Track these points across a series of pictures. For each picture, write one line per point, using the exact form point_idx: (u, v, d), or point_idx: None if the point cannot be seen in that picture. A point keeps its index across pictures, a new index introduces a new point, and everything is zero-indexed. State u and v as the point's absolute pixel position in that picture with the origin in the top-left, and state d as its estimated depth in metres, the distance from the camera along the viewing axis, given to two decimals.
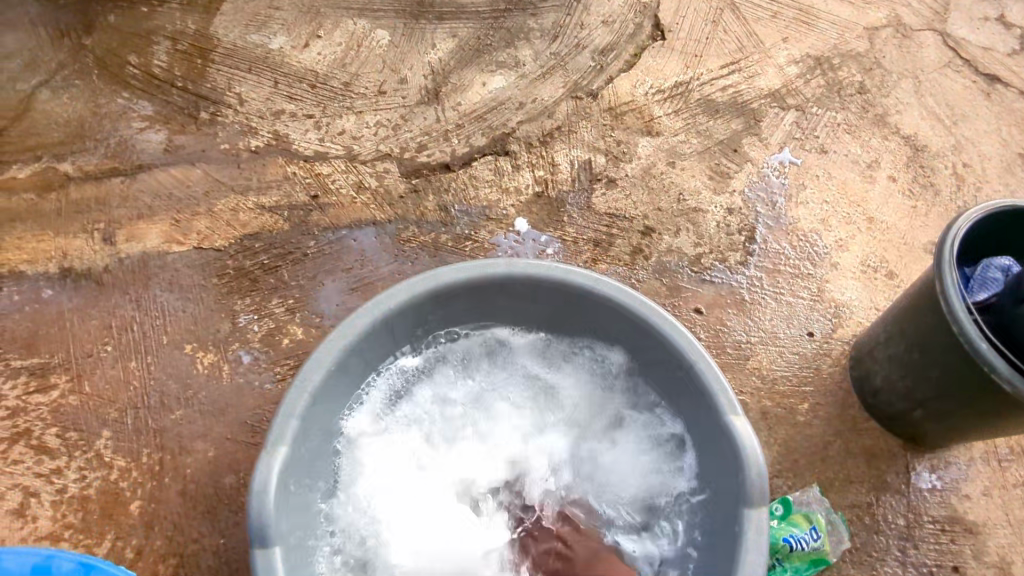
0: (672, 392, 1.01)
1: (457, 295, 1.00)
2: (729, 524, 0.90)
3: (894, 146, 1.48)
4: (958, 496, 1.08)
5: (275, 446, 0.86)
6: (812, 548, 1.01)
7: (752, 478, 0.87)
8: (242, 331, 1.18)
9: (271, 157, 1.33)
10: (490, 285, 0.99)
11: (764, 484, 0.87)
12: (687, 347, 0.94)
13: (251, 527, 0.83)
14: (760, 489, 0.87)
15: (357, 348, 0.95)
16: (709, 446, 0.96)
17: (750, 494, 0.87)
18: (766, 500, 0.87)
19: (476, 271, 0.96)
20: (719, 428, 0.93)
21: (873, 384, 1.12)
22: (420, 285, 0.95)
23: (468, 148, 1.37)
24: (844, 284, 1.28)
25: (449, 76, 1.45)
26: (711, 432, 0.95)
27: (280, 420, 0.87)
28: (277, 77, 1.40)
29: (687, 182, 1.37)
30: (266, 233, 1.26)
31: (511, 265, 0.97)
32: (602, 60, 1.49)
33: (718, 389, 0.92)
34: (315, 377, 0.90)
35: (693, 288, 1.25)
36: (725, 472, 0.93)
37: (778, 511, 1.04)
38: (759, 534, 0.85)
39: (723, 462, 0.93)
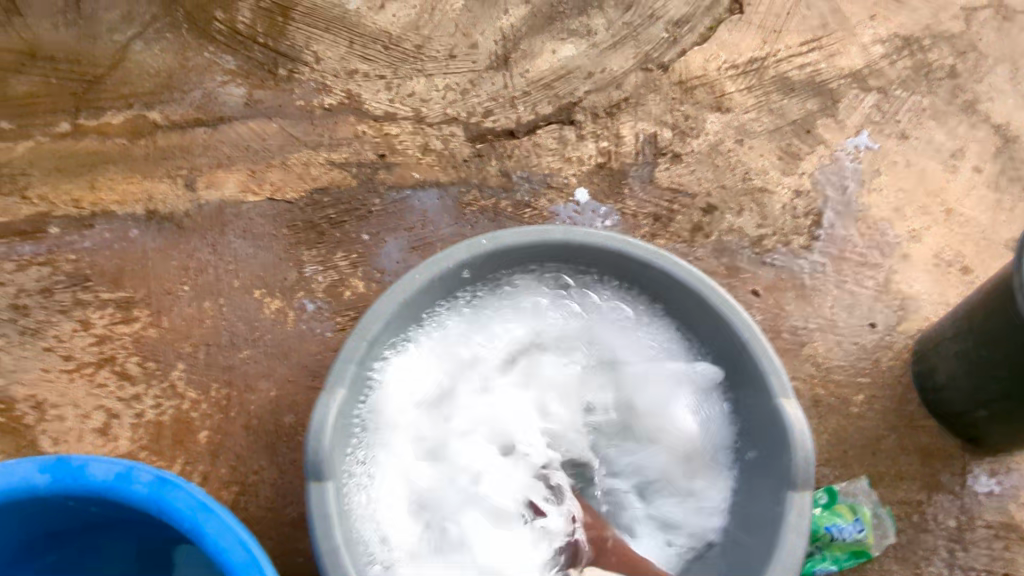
0: (721, 370, 1.02)
1: (513, 259, 1.02)
2: (769, 505, 0.90)
3: (982, 135, 1.40)
4: (1017, 503, 1.04)
5: (334, 387, 0.91)
6: (854, 539, 1.01)
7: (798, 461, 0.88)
8: (307, 281, 1.23)
9: (343, 115, 1.37)
10: (547, 250, 1.01)
11: (808, 466, 0.88)
12: (740, 324, 0.95)
13: (308, 461, 0.88)
14: (804, 473, 0.88)
15: (414, 303, 0.98)
16: (755, 425, 0.97)
17: (793, 476, 0.87)
18: (810, 484, 0.87)
19: (535, 235, 0.98)
20: (767, 408, 0.93)
21: (935, 380, 1.07)
22: (480, 245, 0.98)
23: (534, 115, 1.38)
24: (913, 276, 1.23)
25: (520, 43, 1.45)
26: (758, 414, 0.95)
27: (340, 364, 0.92)
28: (353, 37, 1.43)
29: (755, 161, 1.34)
30: (335, 189, 1.30)
31: (570, 232, 0.99)
32: (676, 31, 1.46)
33: (770, 371, 0.92)
34: (375, 326, 0.93)
35: (752, 270, 1.23)
36: (769, 453, 0.93)
37: (822, 500, 1.03)
38: (800, 517, 0.86)
39: (767, 442, 0.94)
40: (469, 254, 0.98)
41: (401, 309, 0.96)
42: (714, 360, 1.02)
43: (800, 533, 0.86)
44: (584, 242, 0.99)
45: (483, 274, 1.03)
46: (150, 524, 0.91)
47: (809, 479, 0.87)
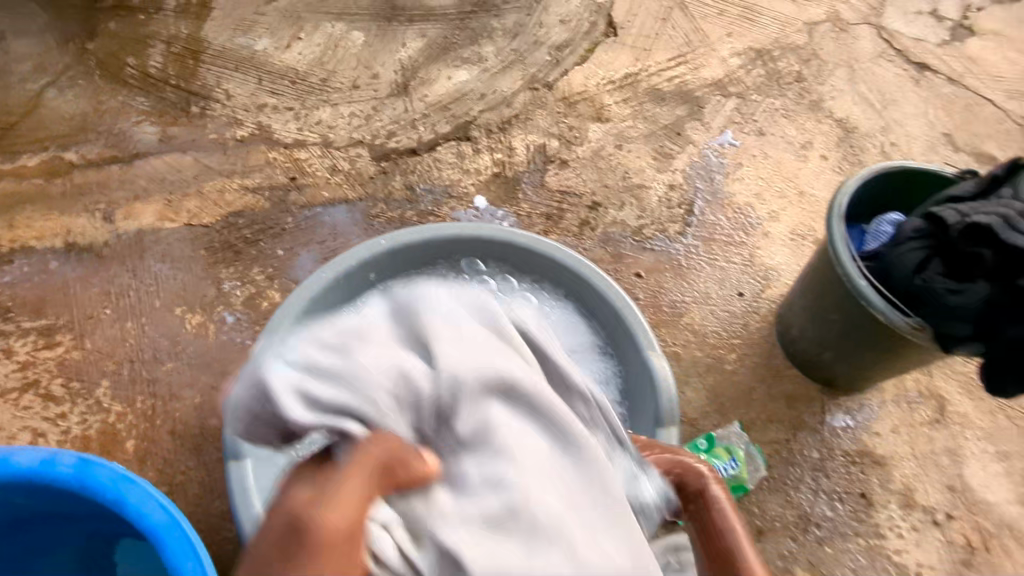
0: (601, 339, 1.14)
1: (412, 256, 1.13)
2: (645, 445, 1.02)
3: (827, 128, 1.60)
4: (868, 433, 1.20)
5: None
6: (730, 476, 1.13)
7: (663, 403, 1.00)
8: (227, 296, 1.31)
9: (255, 145, 1.48)
10: (443, 245, 1.13)
11: (674, 408, 1.00)
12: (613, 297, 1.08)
13: (226, 445, 0.95)
14: (670, 412, 1.00)
15: (321, 301, 1.07)
16: (631, 384, 1.09)
17: (662, 417, 1.00)
18: (675, 420, 0.99)
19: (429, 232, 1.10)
20: (639, 364, 1.06)
21: (790, 334, 1.23)
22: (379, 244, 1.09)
23: (433, 134, 1.52)
24: (773, 250, 1.41)
25: (418, 72, 1.60)
26: (632, 370, 1.08)
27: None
28: (262, 75, 1.56)
29: (633, 162, 1.50)
30: (250, 211, 1.40)
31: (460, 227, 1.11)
32: (557, 55, 1.64)
33: (637, 330, 1.05)
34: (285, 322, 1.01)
35: (634, 255, 1.38)
36: (643, 404, 1.05)
37: (702, 445, 1.15)
38: None
39: (641, 396, 1.06)
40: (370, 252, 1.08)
41: (310, 306, 1.05)
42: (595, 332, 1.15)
43: None
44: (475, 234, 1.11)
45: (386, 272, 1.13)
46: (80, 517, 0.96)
47: (676, 418, 0.99)
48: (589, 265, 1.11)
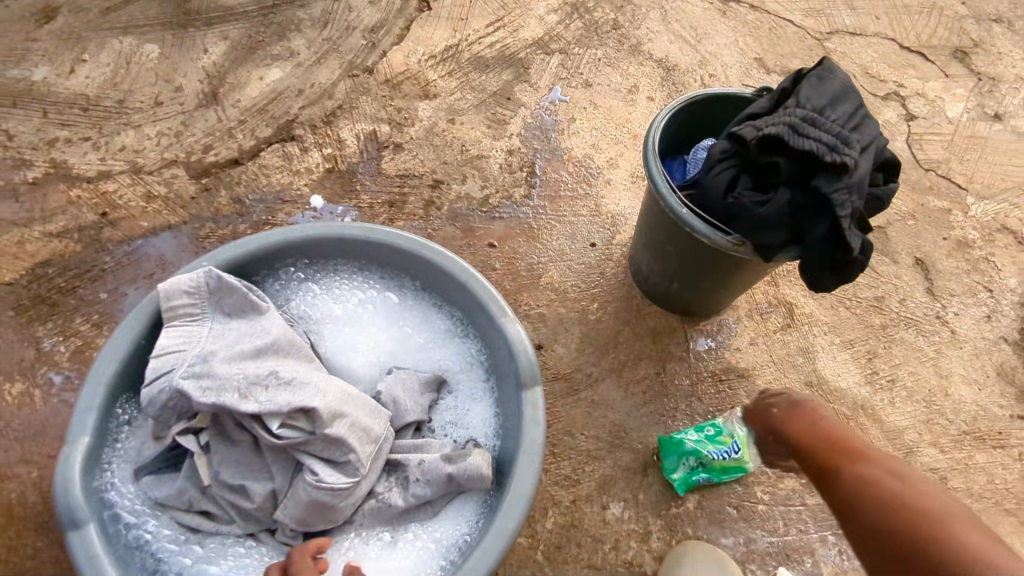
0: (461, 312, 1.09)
1: (244, 271, 1.06)
2: (513, 410, 0.99)
3: (649, 70, 1.65)
4: (731, 350, 1.26)
5: (77, 437, 0.89)
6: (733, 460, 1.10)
7: (522, 364, 0.98)
8: (48, 355, 1.16)
9: (52, 185, 1.33)
10: (274, 254, 1.06)
11: (533, 366, 0.98)
12: (458, 271, 1.05)
13: (60, 515, 0.84)
14: (529, 372, 0.98)
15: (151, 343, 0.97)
16: (495, 353, 1.06)
17: (524, 378, 0.97)
18: (537, 381, 0.97)
19: (254, 244, 1.04)
20: (496, 330, 1.03)
21: (642, 273, 1.26)
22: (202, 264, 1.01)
23: (254, 140, 1.42)
24: (617, 195, 1.43)
25: (226, 77, 1.50)
26: (492, 338, 1.05)
27: (78, 415, 0.90)
28: (46, 107, 1.42)
29: (468, 134, 1.48)
30: (59, 258, 1.25)
31: (289, 231, 1.05)
32: (373, 37, 1.58)
33: (487, 298, 1.02)
34: (107, 369, 0.92)
35: (485, 226, 1.36)
36: (508, 371, 1.02)
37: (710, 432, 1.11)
38: (535, 410, 0.95)
39: (504, 363, 1.03)
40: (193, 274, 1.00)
41: (141, 341, 0.95)
42: (453, 309, 1.11)
43: (537, 424, 0.94)
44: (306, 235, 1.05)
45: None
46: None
47: (536, 376, 0.97)
48: (428, 243, 1.07)
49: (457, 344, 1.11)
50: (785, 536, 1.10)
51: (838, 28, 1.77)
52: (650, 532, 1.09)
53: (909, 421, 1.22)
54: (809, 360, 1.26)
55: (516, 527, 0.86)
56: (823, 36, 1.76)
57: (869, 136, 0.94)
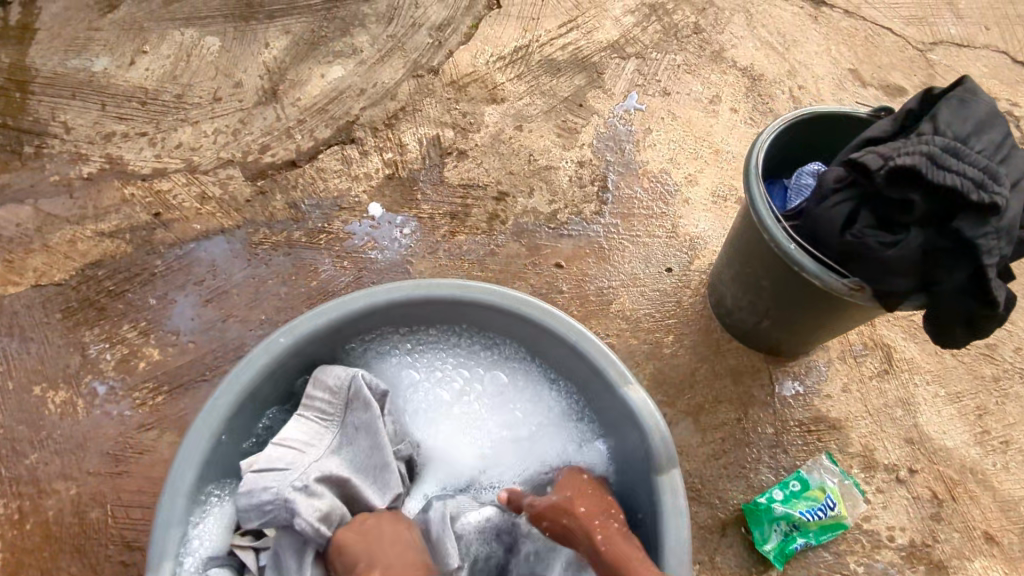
0: (568, 374, 1.00)
1: (323, 341, 0.96)
2: (646, 493, 0.90)
3: (733, 79, 1.52)
4: (821, 397, 1.13)
5: (162, 560, 0.79)
6: (829, 516, 0.98)
7: (657, 443, 0.89)
8: (94, 362, 1.11)
9: (107, 181, 1.28)
10: (354, 321, 0.96)
11: (667, 444, 0.89)
12: (569, 334, 0.94)
13: None
14: (664, 450, 0.88)
15: (231, 433, 0.89)
16: (609, 415, 0.97)
17: (658, 460, 0.88)
18: (674, 459, 0.88)
19: (335, 313, 0.93)
20: (614, 398, 0.93)
21: (726, 306, 1.14)
22: (278, 342, 0.90)
23: (313, 141, 1.35)
24: (696, 216, 1.32)
25: (286, 74, 1.43)
26: (610, 407, 0.95)
27: (160, 532, 0.80)
28: (104, 100, 1.38)
29: (536, 143, 1.38)
30: (109, 260, 1.20)
31: (371, 295, 0.94)
32: (439, 36, 1.49)
33: (606, 364, 0.92)
34: (187, 474, 0.83)
35: (552, 244, 1.26)
36: (632, 441, 0.93)
37: (794, 487, 1.01)
38: (675, 494, 0.86)
39: (627, 433, 0.94)
40: (270, 354, 0.89)
41: (219, 434, 0.86)
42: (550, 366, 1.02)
43: (681, 511, 0.86)
44: (391, 299, 0.94)
45: (299, 367, 0.96)
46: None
47: (672, 454, 0.87)
48: (526, 299, 0.96)
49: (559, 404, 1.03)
50: None
51: (943, 39, 1.61)
52: None
53: None
54: (910, 414, 1.12)
55: None
56: (927, 47, 1.60)
57: (1017, 169, 0.81)
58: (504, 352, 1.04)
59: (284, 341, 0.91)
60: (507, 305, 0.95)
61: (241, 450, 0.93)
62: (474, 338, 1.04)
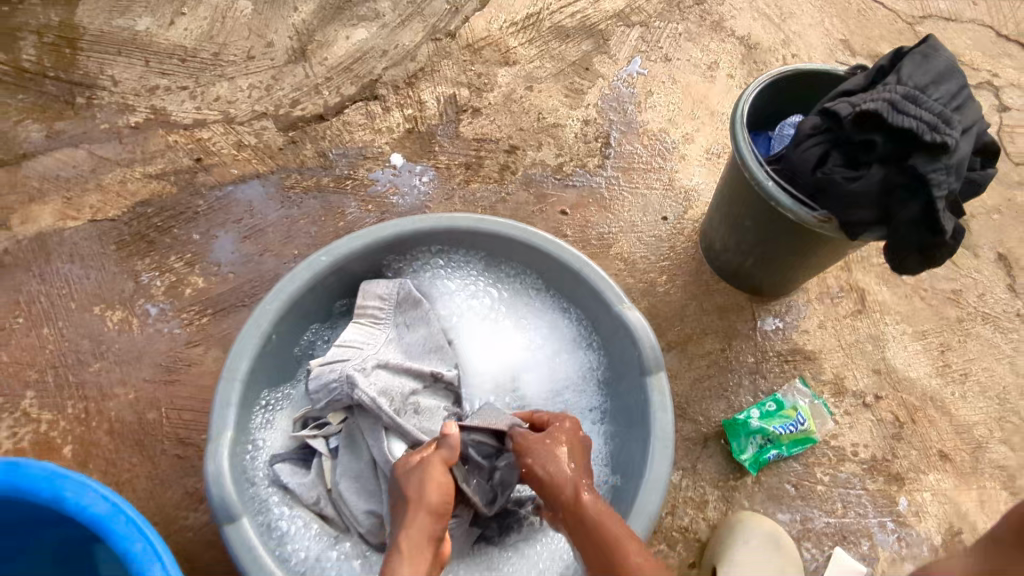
0: (570, 299, 1.13)
1: (355, 264, 1.09)
2: (636, 396, 1.02)
3: (730, 47, 1.62)
4: (798, 332, 1.25)
5: (220, 433, 0.91)
6: (800, 430, 1.11)
7: (646, 351, 1.01)
8: (145, 287, 1.24)
9: (152, 130, 1.41)
10: (385, 246, 1.09)
11: (656, 353, 1.02)
12: (573, 260, 1.07)
13: (212, 507, 0.86)
14: (653, 358, 1.01)
15: (281, 336, 1.02)
16: (606, 335, 1.10)
17: (647, 364, 1.01)
18: (660, 365, 1.01)
19: (368, 237, 1.06)
20: (611, 317, 1.06)
21: (715, 248, 1.25)
22: (319, 261, 1.03)
23: (339, 97, 1.47)
24: (691, 171, 1.43)
25: (314, 35, 1.55)
26: (607, 325, 1.08)
27: (218, 411, 0.92)
28: (148, 56, 1.50)
29: (545, 102, 1.49)
30: (157, 199, 1.33)
31: (401, 223, 1.07)
32: (456, 2, 1.60)
33: (604, 286, 1.05)
34: (242, 364, 0.95)
35: (558, 193, 1.38)
36: (626, 354, 1.06)
37: (770, 407, 1.13)
38: (662, 393, 0.99)
39: (621, 348, 1.07)
40: (312, 271, 1.03)
41: (271, 332, 0.99)
42: (556, 294, 1.15)
43: (666, 408, 0.98)
44: (418, 228, 1.07)
45: (335, 289, 1.10)
46: (12, 531, 0.93)
47: (660, 361, 1.00)
48: (536, 231, 1.09)
49: (562, 328, 1.15)
50: (843, 518, 1.10)
51: (931, 13, 1.70)
52: (706, 501, 1.11)
53: (981, 417, 1.20)
54: (878, 348, 1.24)
55: (653, 513, 0.90)
56: (915, 20, 1.69)
57: (969, 118, 0.92)
58: (515, 282, 1.17)
59: (323, 260, 1.04)
60: (518, 235, 1.08)
61: (288, 355, 1.06)
62: (488, 268, 1.16)
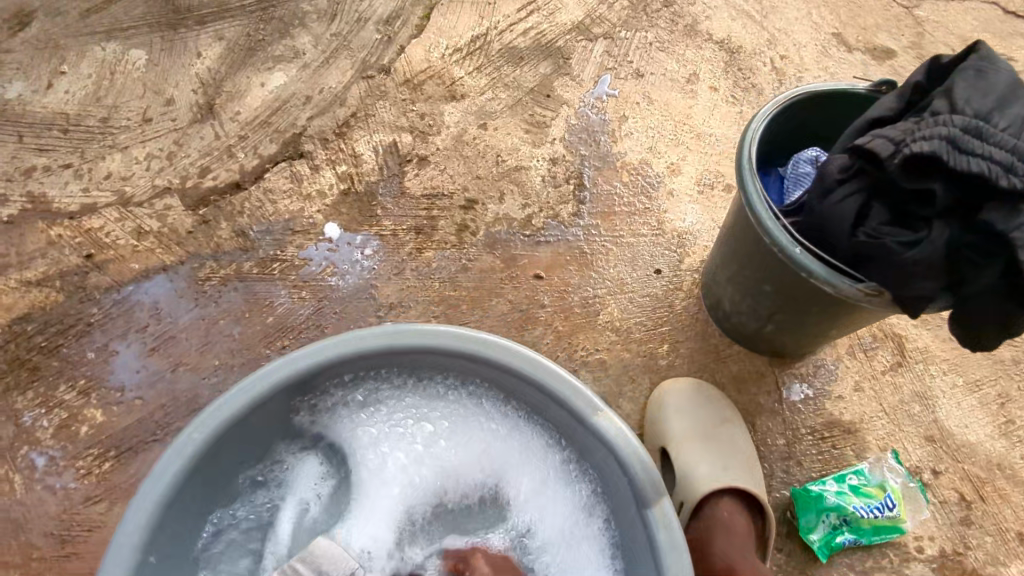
0: (531, 403, 0.84)
1: (240, 428, 0.77)
2: (640, 530, 0.77)
3: (710, 53, 1.40)
4: (831, 399, 1.05)
5: None
6: (888, 517, 0.93)
7: (640, 475, 0.75)
8: (29, 431, 1.01)
9: (29, 223, 1.15)
10: (276, 394, 0.78)
11: (653, 473, 0.75)
12: (524, 367, 0.78)
13: None
14: (652, 481, 0.75)
15: (161, 554, 0.73)
16: (588, 447, 0.82)
17: (646, 493, 0.74)
18: (663, 490, 0.74)
19: (236, 392, 0.74)
20: (589, 430, 0.79)
21: (723, 309, 1.04)
22: (185, 444, 0.72)
23: (258, 159, 1.23)
24: (682, 209, 1.21)
25: (222, 85, 1.30)
26: (584, 437, 0.81)
27: None
28: (21, 130, 1.24)
29: (503, 141, 1.27)
30: (38, 312, 1.08)
31: (287, 363, 0.76)
32: (388, 30, 1.36)
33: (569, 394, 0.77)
34: None
35: (528, 253, 1.16)
36: (616, 473, 0.79)
37: (843, 489, 0.94)
38: (672, 530, 0.73)
39: (610, 464, 0.80)
40: (180, 462, 0.71)
41: (144, 555, 0.70)
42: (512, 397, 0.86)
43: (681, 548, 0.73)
44: (313, 361, 0.77)
45: (224, 461, 0.79)
46: None
47: (663, 486, 0.74)
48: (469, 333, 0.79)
49: (531, 431, 0.88)
50: None
51: None
52: None
53: None
54: (928, 410, 1.04)
55: None
56: (912, 3, 1.49)
57: None
58: (457, 390, 0.88)
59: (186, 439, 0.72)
60: (447, 342, 0.78)
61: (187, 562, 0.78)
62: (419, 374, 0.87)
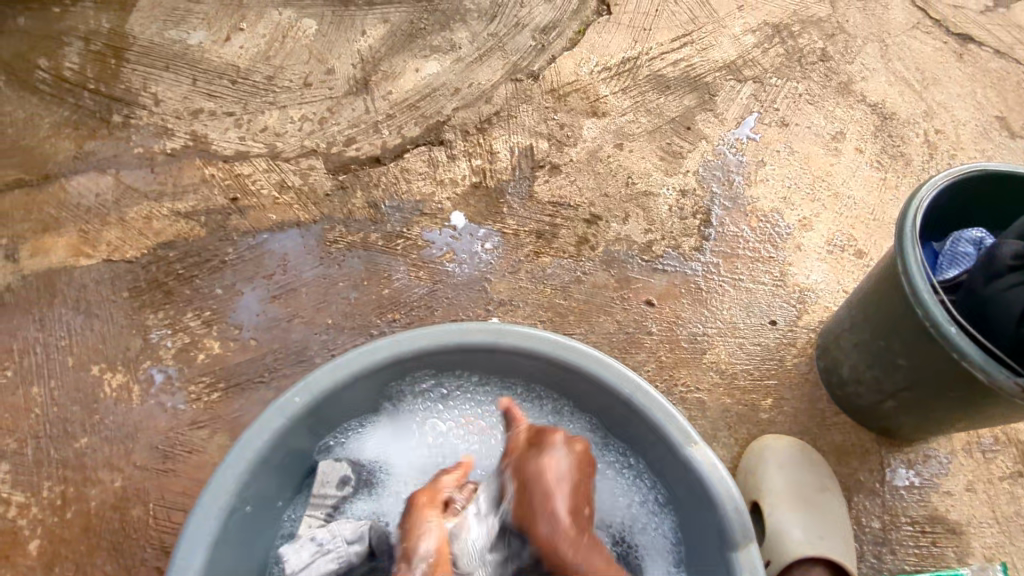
0: (617, 423, 0.82)
1: (341, 398, 0.79)
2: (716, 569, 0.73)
3: (860, 115, 1.36)
4: (938, 493, 0.99)
5: None
6: None
7: (730, 515, 0.71)
8: (154, 348, 1.08)
9: (188, 159, 1.25)
10: (378, 373, 0.79)
11: (744, 515, 0.71)
12: (623, 384, 0.77)
13: None
14: (740, 523, 0.71)
15: (254, 498, 0.74)
16: (670, 484, 0.80)
17: (731, 534, 0.71)
18: (752, 534, 0.71)
19: (354, 362, 0.76)
20: (676, 462, 0.76)
21: (840, 375, 1.00)
22: (293, 403, 0.74)
23: (400, 138, 1.28)
24: (808, 266, 1.18)
25: (380, 64, 1.36)
26: (667, 465, 0.78)
27: None
28: (196, 74, 1.34)
29: (636, 164, 1.27)
30: (182, 241, 1.16)
31: (396, 342, 0.77)
32: (543, 38, 1.39)
33: (666, 421, 0.75)
34: (198, 555, 0.68)
35: (643, 279, 1.15)
36: (699, 515, 0.76)
37: None
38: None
39: (693, 503, 0.77)
40: (286, 418, 0.74)
41: (239, 502, 0.72)
42: (596, 420, 0.85)
43: None
44: (420, 344, 0.78)
45: (317, 430, 0.81)
46: None
47: (750, 529, 0.70)
48: (572, 343, 0.79)
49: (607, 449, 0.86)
50: None
51: None
52: None
53: None
54: None
55: None
56: None
57: None
58: (543, 404, 0.87)
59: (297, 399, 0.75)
60: (549, 348, 0.78)
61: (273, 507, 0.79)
62: (513, 377, 0.85)
